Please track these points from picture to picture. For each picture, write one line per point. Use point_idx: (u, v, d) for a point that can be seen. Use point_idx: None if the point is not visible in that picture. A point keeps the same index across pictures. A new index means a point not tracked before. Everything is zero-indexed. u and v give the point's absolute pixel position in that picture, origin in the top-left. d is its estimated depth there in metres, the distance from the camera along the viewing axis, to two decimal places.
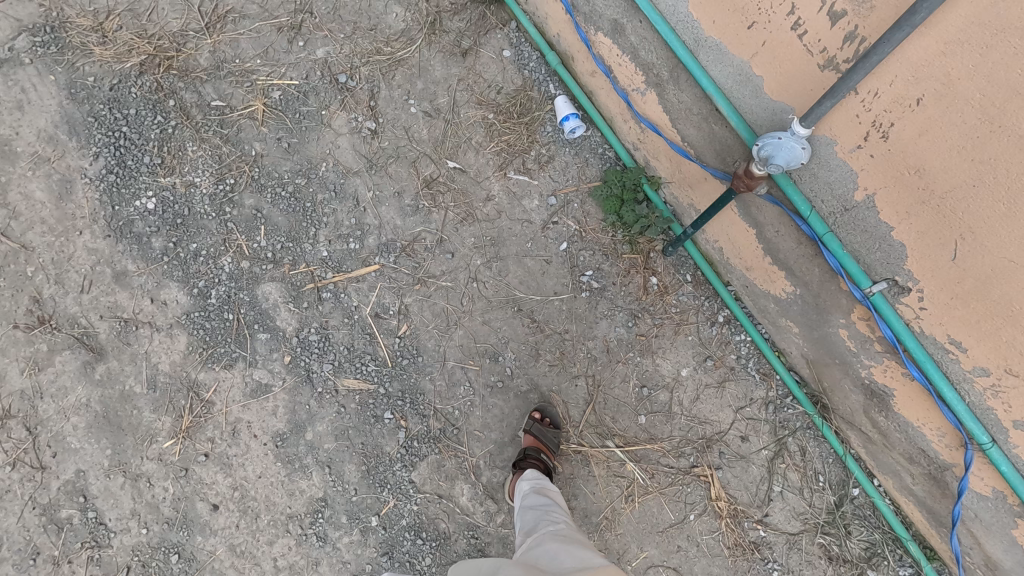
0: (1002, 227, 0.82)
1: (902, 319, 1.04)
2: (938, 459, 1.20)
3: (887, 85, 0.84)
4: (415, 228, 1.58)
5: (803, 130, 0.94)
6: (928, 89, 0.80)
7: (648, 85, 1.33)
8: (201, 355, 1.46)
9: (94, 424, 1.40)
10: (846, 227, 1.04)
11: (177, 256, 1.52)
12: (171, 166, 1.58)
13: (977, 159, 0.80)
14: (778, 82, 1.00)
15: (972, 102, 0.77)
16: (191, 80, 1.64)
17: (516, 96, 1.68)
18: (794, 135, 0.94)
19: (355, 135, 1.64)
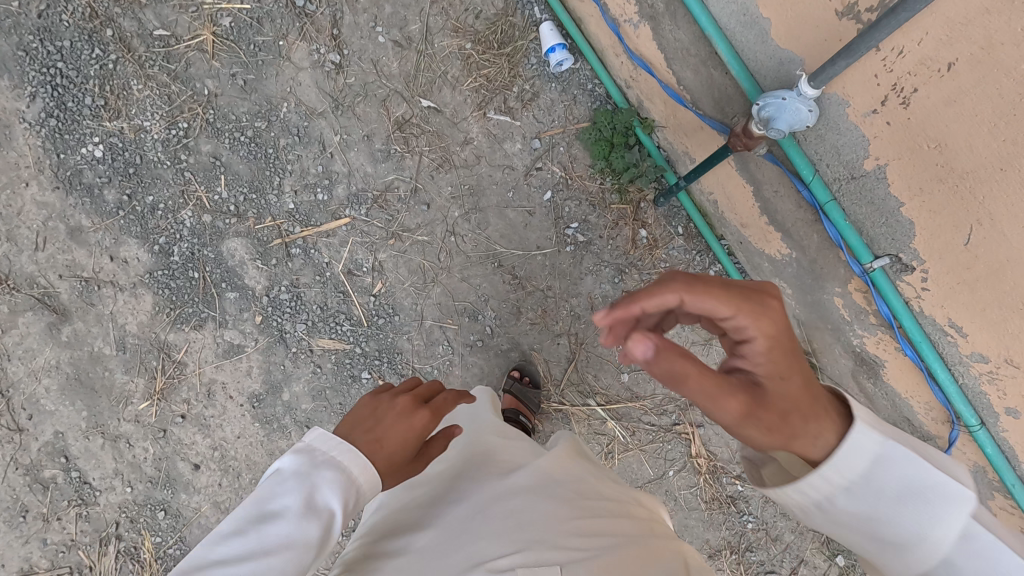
0: None
1: (901, 297, 0.96)
2: (922, 428, 1.18)
3: (915, 43, 0.72)
4: (387, 176, 1.47)
5: (812, 91, 0.82)
6: (963, 53, 0.69)
7: (642, 17, 1.17)
8: (169, 315, 1.41)
9: (66, 387, 1.38)
10: (851, 196, 0.93)
11: (134, 210, 1.42)
12: (117, 108, 1.43)
13: (1009, 139, 0.70)
14: (786, 27, 0.86)
15: (1013, 73, 0.66)
16: (129, 5, 1.45)
17: (497, 22, 1.49)
18: (800, 96, 0.82)
19: (318, 69, 1.48)
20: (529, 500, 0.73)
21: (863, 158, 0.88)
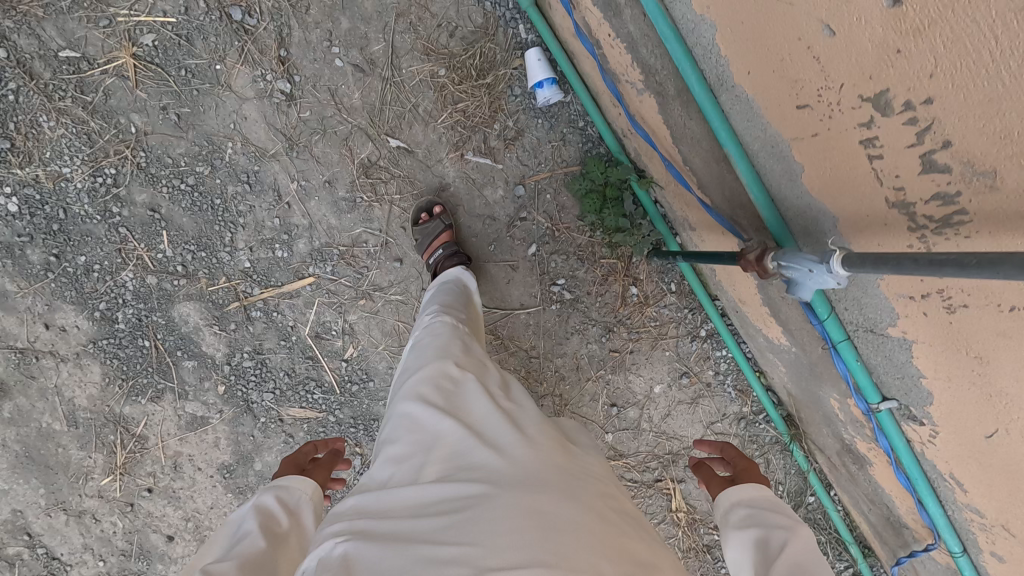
0: None
1: (904, 436, 0.92)
2: (899, 516, 1.19)
3: None
4: (354, 228, 1.31)
5: (843, 271, 0.69)
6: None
7: (647, 88, 0.98)
8: (121, 387, 1.30)
9: (18, 465, 1.30)
10: (867, 342, 0.86)
11: (64, 272, 1.25)
12: (26, 151, 1.21)
13: None
14: (825, 181, 0.71)
15: None
16: (22, 17, 1.18)
17: (475, 43, 1.27)
18: (829, 276, 0.70)
19: (265, 100, 1.26)
20: (552, 496, 0.66)
21: (888, 323, 0.79)
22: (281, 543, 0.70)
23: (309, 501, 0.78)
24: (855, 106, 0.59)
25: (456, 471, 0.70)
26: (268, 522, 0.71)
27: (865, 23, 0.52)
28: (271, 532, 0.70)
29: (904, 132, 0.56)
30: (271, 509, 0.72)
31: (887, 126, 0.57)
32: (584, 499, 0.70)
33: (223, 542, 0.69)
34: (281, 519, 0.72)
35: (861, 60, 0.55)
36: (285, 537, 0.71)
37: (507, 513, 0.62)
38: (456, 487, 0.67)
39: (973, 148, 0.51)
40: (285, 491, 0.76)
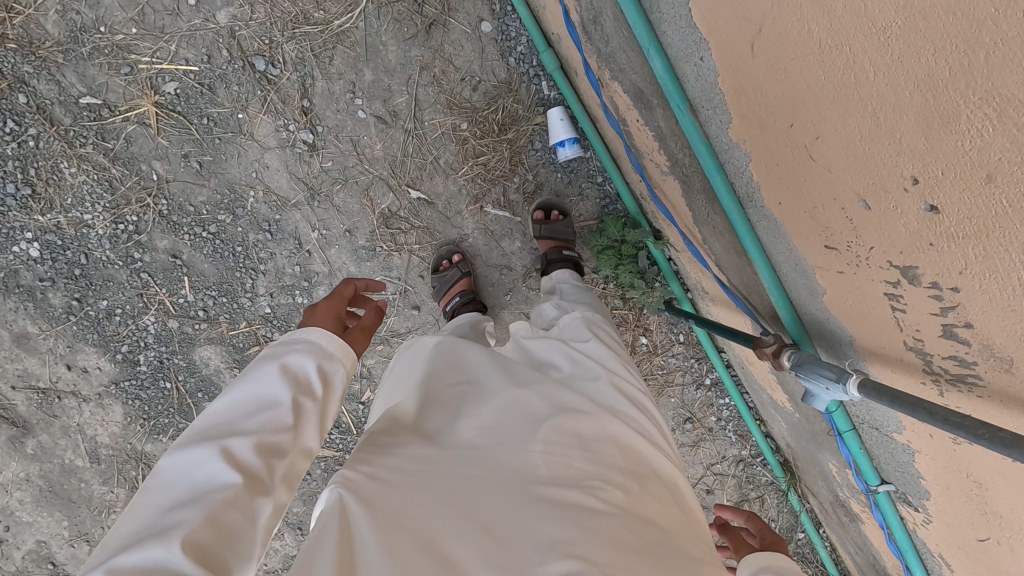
0: None
1: (898, 513, 0.99)
2: (884, 566, 1.27)
3: None
4: (373, 276, 1.33)
5: (857, 392, 0.72)
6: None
7: (671, 173, 1.01)
8: (143, 426, 1.33)
9: (41, 499, 1.33)
10: (872, 435, 0.92)
11: (87, 315, 1.27)
12: (47, 197, 1.21)
13: None
14: (846, 308, 0.75)
15: None
16: (40, 62, 1.16)
17: (498, 98, 1.28)
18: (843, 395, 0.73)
19: (287, 150, 1.26)
20: (576, 523, 0.59)
21: (894, 429, 0.84)
22: (306, 420, 0.62)
23: (345, 367, 0.69)
24: (883, 265, 0.63)
25: (480, 462, 0.64)
26: (298, 392, 0.63)
27: (901, 212, 0.55)
28: (299, 406, 0.62)
29: (929, 301, 0.60)
30: (305, 376, 0.64)
31: (912, 290, 0.61)
32: (621, 521, 0.62)
33: (244, 392, 0.61)
34: (313, 391, 0.64)
35: (893, 236, 0.59)
36: (311, 411, 0.63)
37: (519, 539, 0.56)
38: (475, 481, 0.61)
39: (992, 335, 0.55)
40: (324, 356, 0.67)
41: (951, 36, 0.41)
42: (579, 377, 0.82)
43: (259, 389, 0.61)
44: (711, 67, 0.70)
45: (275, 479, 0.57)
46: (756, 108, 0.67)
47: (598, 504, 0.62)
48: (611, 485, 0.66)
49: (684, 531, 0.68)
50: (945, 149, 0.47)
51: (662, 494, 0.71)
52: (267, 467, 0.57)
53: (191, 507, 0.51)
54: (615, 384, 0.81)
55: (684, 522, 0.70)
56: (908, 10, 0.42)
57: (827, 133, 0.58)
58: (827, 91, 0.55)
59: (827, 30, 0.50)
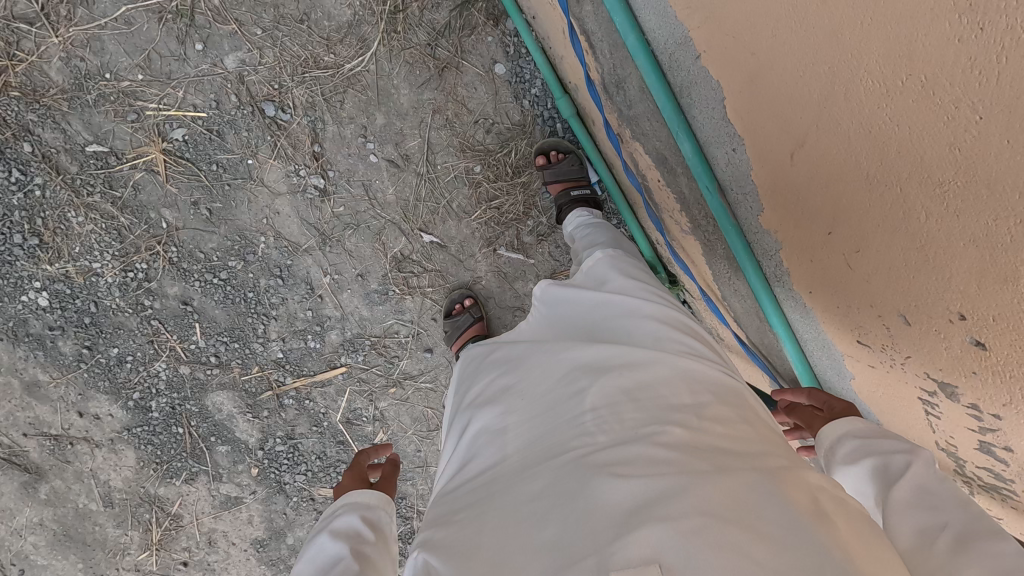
0: None
1: None
2: None
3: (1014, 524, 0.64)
4: (386, 320, 1.32)
5: None
6: None
7: (691, 232, 0.99)
8: (156, 470, 1.33)
9: (56, 543, 1.33)
10: None
11: (97, 363, 1.25)
12: (55, 246, 1.19)
13: None
14: (874, 397, 0.75)
15: None
16: (45, 110, 1.13)
17: (512, 140, 1.27)
18: None
19: (298, 196, 1.24)
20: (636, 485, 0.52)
21: None
22: (376, 565, 0.62)
23: (391, 516, 0.70)
24: (918, 374, 0.62)
25: (534, 464, 0.60)
26: (359, 546, 0.63)
27: (944, 337, 0.55)
28: (365, 556, 0.62)
29: (965, 416, 0.59)
30: (359, 530, 0.65)
31: (948, 403, 0.61)
32: (685, 461, 0.53)
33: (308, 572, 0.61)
34: (368, 538, 0.64)
35: (932, 355, 0.58)
36: (377, 557, 0.63)
37: (589, 523, 0.50)
38: (529, 489, 0.57)
39: None
40: (369, 510, 0.68)
41: (1016, 208, 0.39)
42: (613, 321, 0.75)
43: (319, 561, 0.61)
44: (744, 159, 0.69)
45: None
46: (791, 207, 0.66)
47: (656, 450, 0.54)
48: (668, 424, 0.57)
49: (769, 446, 0.58)
50: (999, 301, 0.46)
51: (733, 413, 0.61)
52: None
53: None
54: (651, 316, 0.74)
55: (766, 436, 0.60)
56: (969, 176, 0.41)
57: (868, 249, 0.57)
58: (873, 215, 0.53)
59: (878, 166, 0.49)
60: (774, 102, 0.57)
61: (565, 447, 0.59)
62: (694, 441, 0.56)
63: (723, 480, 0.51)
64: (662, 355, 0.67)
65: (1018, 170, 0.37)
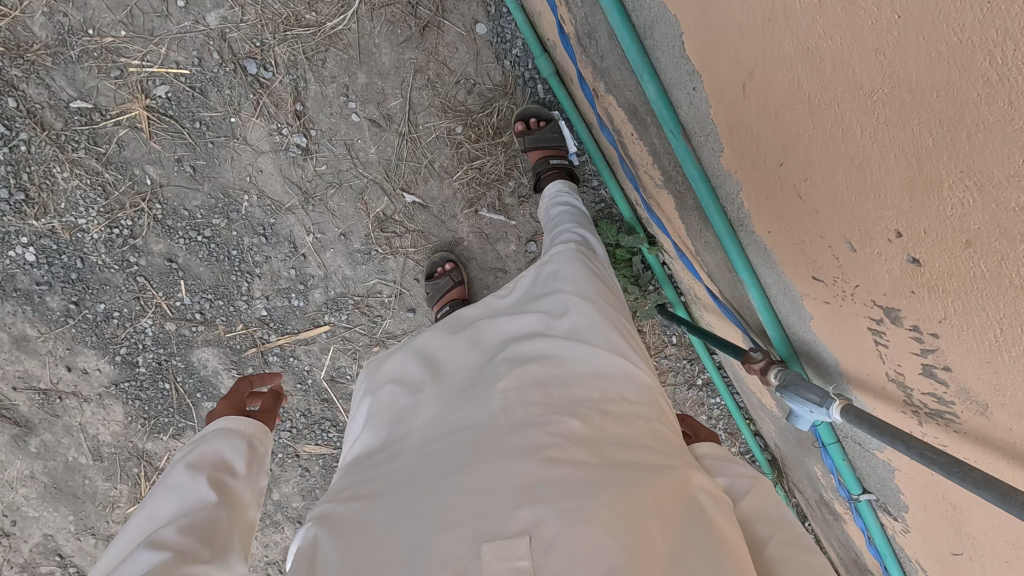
0: None
1: (879, 520, 1.02)
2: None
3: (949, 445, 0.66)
4: (369, 279, 1.34)
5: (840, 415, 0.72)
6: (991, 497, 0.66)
7: (665, 187, 1.00)
8: (144, 425, 1.36)
9: (47, 495, 1.36)
10: (854, 449, 0.94)
11: (85, 318, 1.28)
12: (41, 202, 1.20)
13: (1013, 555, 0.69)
14: (830, 334, 0.77)
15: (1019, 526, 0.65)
16: (29, 65, 1.14)
17: (493, 101, 1.28)
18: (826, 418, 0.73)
19: (280, 154, 1.25)
20: (527, 471, 0.56)
21: (876, 447, 0.87)
22: (236, 505, 0.61)
23: (264, 449, 0.70)
24: (868, 303, 0.64)
25: (443, 445, 0.62)
26: (219, 476, 0.62)
27: (885, 260, 0.56)
28: (221, 486, 0.61)
29: (909, 339, 0.61)
30: (224, 459, 0.64)
31: (894, 328, 0.63)
32: (581, 461, 0.58)
33: (168, 505, 0.58)
34: (230, 469, 0.64)
35: (878, 280, 0.60)
36: (236, 493, 0.62)
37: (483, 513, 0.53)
38: (433, 467, 0.60)
39: (969, 380, 0.57)
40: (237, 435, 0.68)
41: (936, 106, 0.41)
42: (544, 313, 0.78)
43: (183, 496, 0.59)
44: (704, 98, 0.70)
45: (217, 551, 0.55)
46: (747, 146, 0.68)
47: (555, 444, 0.59)
48: (568, 417, 0.63)
49: (665, 445, 0.65)
50: (928, 209, 0.47)
51: (634, 414, 0.67)
52: (198, 542, 0.54)
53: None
54: (574, 307, 0.77)
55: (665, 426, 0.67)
56: (894, 80, 0.43)
57: (815, 178, 0.59)
58: (816, 138, 0.55)
59: (817, 84, 0.50)
60: (724, 33, 0.59)
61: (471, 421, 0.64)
62: (587, 436, 0.61)
63: (615, 477, 0.56)
64: (585, 359, 0.71)
65: (935, 67, 0.39)
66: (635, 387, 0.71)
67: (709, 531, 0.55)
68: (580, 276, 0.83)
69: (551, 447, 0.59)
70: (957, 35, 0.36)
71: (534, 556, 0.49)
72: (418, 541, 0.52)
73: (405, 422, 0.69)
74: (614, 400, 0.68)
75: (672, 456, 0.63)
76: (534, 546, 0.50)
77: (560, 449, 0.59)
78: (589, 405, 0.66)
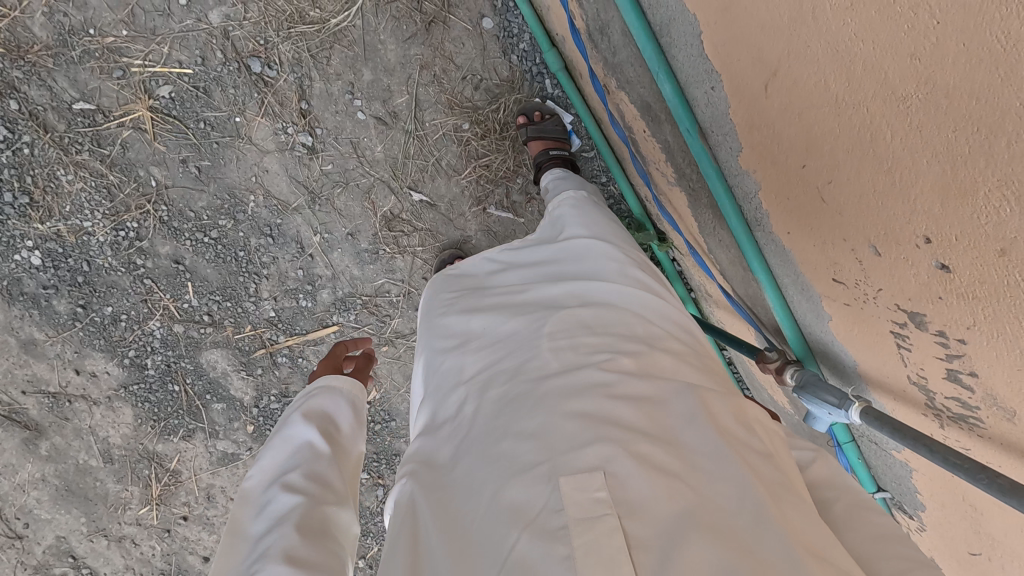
0: None
1: (895, 519, 1.01)
2: None
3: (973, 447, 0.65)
4: (377, 279, 1.34)
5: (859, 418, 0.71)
6: None
7: (677, 184, 0.99)
8: (153, 427, 1.36)
9: (58, 498, 1.37)
10: (870, 448, 0.93)
11: (92, 321, 1.27)
12: (46, 205, 1.19)
13: None
14: (849, 335, 0.76)
15: None
16: (30, 67, 1.12)
17: (500, 97, 1.26)
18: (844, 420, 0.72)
19: (286, 154, 1.23)
20: (588, 409, 0.56)
21: (893, 447, 0.87)
22: (345, 450, 0.65)
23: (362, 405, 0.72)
24: (892, 306, 0.63)
25: (499, 389, 0.62)
26: (326, 428, 0.65)
27: (912, 264, 0.55)
28: (330, 438, 0.64)
29: (934, 344, 0.60)
30: (330, 416, 0.67)
31: (918, 332, 0.61)
32: (636, 393, 0.58)
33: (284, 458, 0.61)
34: (329, 420, 0.66)
35: (903, 285, 0.59)
36: (346, 444, 0.66)
37: (550, 447, 0.53)
38: (493, 411, 0.60)
39: (997, 387, 0.55)
40: (336, 392, 0.70)
41: (975, 114, 0.40)
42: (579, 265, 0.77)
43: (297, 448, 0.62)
44: (723, 97, 0.69)
45: (337, 491, 0.59)
46: (768, 145, 0.66)
47: (610, 377, 0.59)
48: (618, 353, 0.62)
49: (713, 378, 0.65)
50: (961, 217, 0.46)
51: (679, 347, 0.67)
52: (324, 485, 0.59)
53: (282, 534, 0.53)
54: (606, 253, 0.77)
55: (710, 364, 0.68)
56: (930, 84, 0.42)
57: (840, 180, 0.58)
58: (844, 141, 0.54)
59: (846, 86, 0.50)
60: (747, 29, 0.57)
61: (523, 364, 0.64)
62: (639, 369, 0.61)
63: (670, 410, 0.57)
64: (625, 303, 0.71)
65: (975, 73, 0.38)
66: (677, 326, 0.72)
67: (771, 459, 0.55)
68: (605, 232, 0.83)
69: (606, 384, 0.59)
70: (1003, 41, 0.35)
71: (610, 487, 0.49)
72: (493, 482, 0.53)
73: (454, 367, 0.69)
74: (662, 335, 0.68)
75: (724, 388, 0.63)
76: (609, 480, 0.50)
77: (616, 384, 0.58)
78: (636, 338, 0.66)
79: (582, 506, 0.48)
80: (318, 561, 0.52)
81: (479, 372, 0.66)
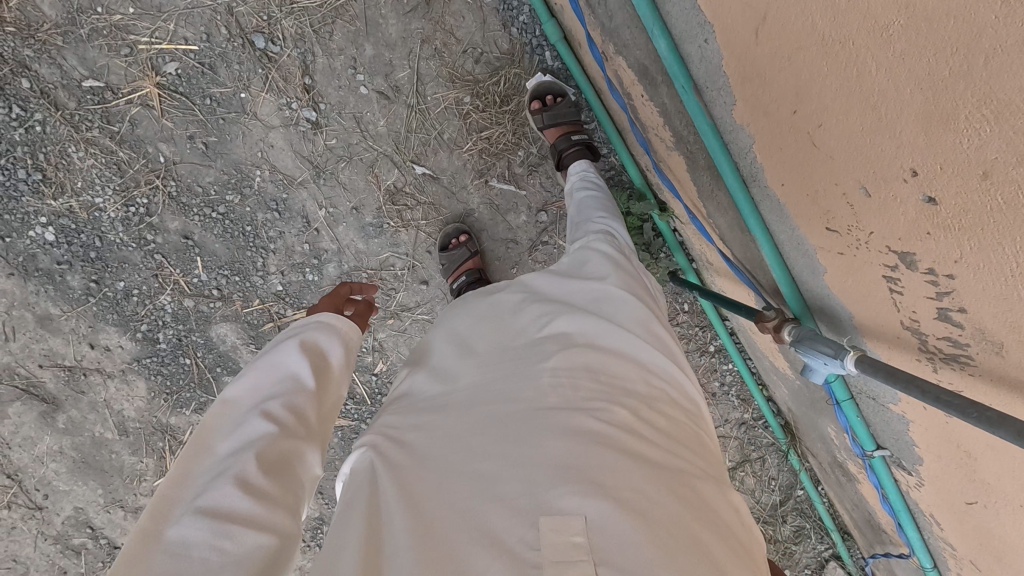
0: (1012, 523, 0.77)
1: (895, 477, 1.02)
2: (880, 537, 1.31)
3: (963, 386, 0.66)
4: (382, 252, 1.36)
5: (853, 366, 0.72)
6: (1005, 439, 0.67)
7: (676, 149, 1.00)
8: (166, 400, 1.40)
9: (76, 470, 1.40)
10: (867, 404, 0.95)
11: (106, 296, 1.30)
12: (58, 182, 1.22)
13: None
14: (844, 286, 0.77)
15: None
16: (41, 45, 1.15)
17: (501, 71, 1.28)
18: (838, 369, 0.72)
19: (291, 129, 1.25)
20: (579, 452, 0.58)
21: (890, 401, 0.88)
22: (329, 387, 0.68)
23: (353, 348, 0.75)
24: (883, 248, 0.64)
25: (496, 408, 0.64)
26: (315, 367, 0.68)
27: (901, 201, 0.56)
28: (318, 375, 0.67)
29: (923, 285, 0.62)
30: (322, 353, 0.70)
31: (909, 274, 0.63)
32: (628, 443, 0.60)
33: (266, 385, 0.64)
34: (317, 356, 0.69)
35: (893, 224, 0.60)
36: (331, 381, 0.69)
37: (538, 484, 0.55)
38: (487, 429, 0.61)
39: (985, 320, 0.57)
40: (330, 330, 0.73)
41: (954, 35, 0.41)
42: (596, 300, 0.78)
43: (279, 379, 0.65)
44: (716, 50, 0.71)
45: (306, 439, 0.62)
46: (759, 95, 0.68)
47: (607, 427, 0.61)
48: (616, 404, 0.64)
49: (699, 449, 0.67)
50: (945, 145, 0.47)
51: (674, 412, 0.70)
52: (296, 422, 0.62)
53: (246, 451, 0.56)
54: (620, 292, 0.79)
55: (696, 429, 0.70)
56: (909, 9, 0.43)
57: (829, 124, 0.59)
58: (832, 81, 0.55)
59: (830, 23, 0.51)
60: None
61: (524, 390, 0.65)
62: (632, 422, 0.63)
63: (656, 471, 0.59)
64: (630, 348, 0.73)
65: None
66: (675, 387, 0.74)
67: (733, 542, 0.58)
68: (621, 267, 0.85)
69: (601, 432, 0.60)
70: None
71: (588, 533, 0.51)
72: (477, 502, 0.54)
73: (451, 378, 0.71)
74: (660, 398, 0.70)
75: (710, 467, 0.66)
76: (588, 528, 0.51)
77: (610, 435, 0.60)
78: (638, 396, 0.68)
79: (557, 547, 0.50)
80: (277, 490, 0.56)
81: (473, 390, 0.68)
